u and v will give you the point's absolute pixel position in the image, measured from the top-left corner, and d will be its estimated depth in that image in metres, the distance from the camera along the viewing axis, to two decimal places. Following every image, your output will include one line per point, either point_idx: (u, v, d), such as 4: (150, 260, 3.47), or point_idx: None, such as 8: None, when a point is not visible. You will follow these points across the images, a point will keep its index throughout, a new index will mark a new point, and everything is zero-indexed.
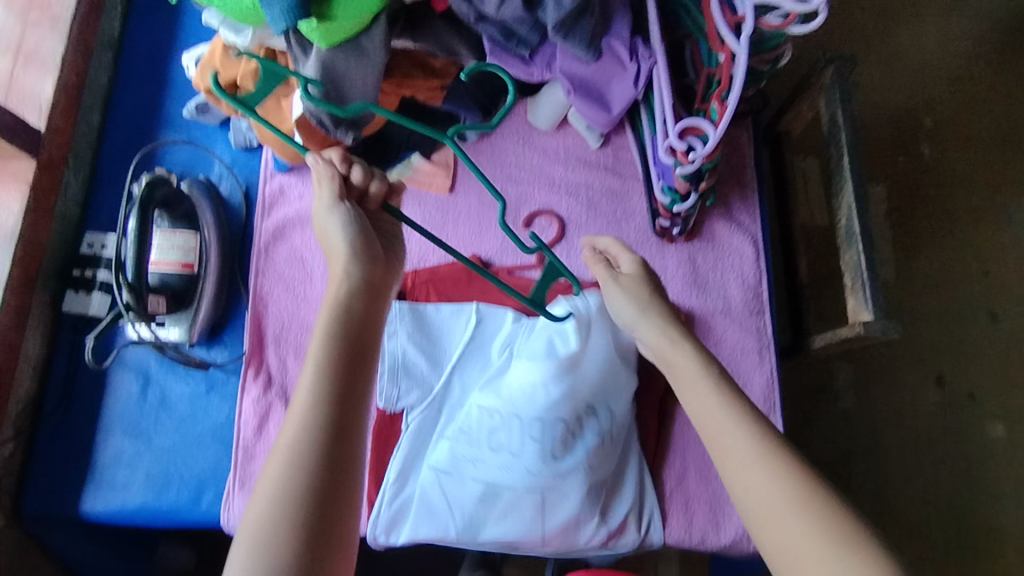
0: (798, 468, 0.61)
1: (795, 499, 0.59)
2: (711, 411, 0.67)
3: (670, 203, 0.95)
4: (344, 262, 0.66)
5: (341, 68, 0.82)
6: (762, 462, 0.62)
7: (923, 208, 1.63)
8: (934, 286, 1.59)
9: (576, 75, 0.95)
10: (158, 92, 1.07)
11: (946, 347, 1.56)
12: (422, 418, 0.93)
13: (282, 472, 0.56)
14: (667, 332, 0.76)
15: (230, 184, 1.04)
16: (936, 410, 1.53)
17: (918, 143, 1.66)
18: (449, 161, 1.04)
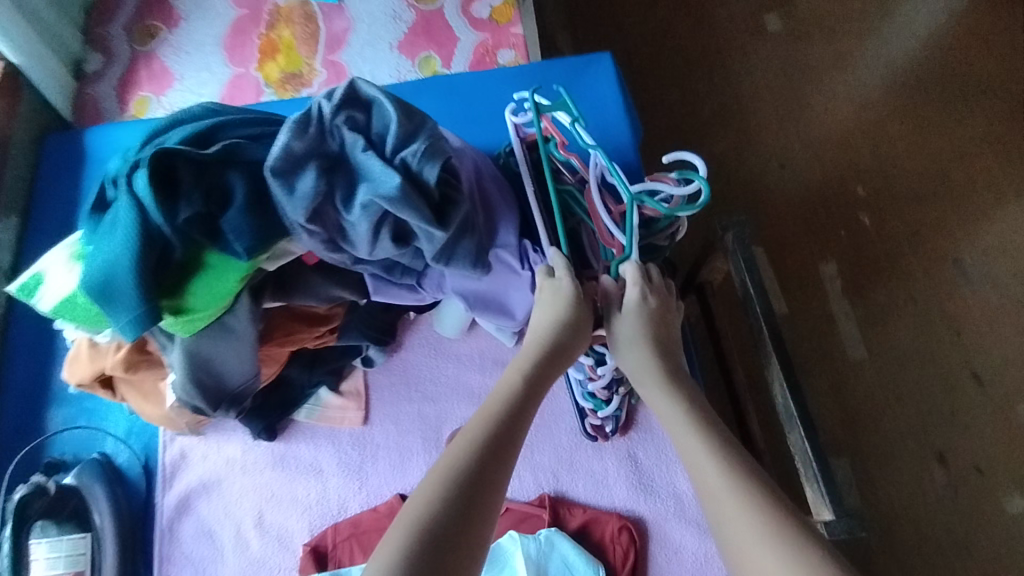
0: (780, 519, 0.60)
1: (772, 544, 0.58)
2: (698, 457, 0.67)
3: (595, 408, 0.89)
4: (574, 305, 0.78)
5: (210, 352, 0.78)
6: (742, 505, 0.62)
7: (881, 279, 1.56)
8: (909, 360, 1.50)
9: (470, 290, 0.91)
10: (46, 370, 1.01)
11: (936, 420, 1.46)
12: None
13: (445, 471, 0.62)
14: (661, 390, 0.77)
15: (129, 457, 0.96)
16: (945, 493, 1.41)
17: (857, 214, 1.61)
18: (359, 388, 0.98)
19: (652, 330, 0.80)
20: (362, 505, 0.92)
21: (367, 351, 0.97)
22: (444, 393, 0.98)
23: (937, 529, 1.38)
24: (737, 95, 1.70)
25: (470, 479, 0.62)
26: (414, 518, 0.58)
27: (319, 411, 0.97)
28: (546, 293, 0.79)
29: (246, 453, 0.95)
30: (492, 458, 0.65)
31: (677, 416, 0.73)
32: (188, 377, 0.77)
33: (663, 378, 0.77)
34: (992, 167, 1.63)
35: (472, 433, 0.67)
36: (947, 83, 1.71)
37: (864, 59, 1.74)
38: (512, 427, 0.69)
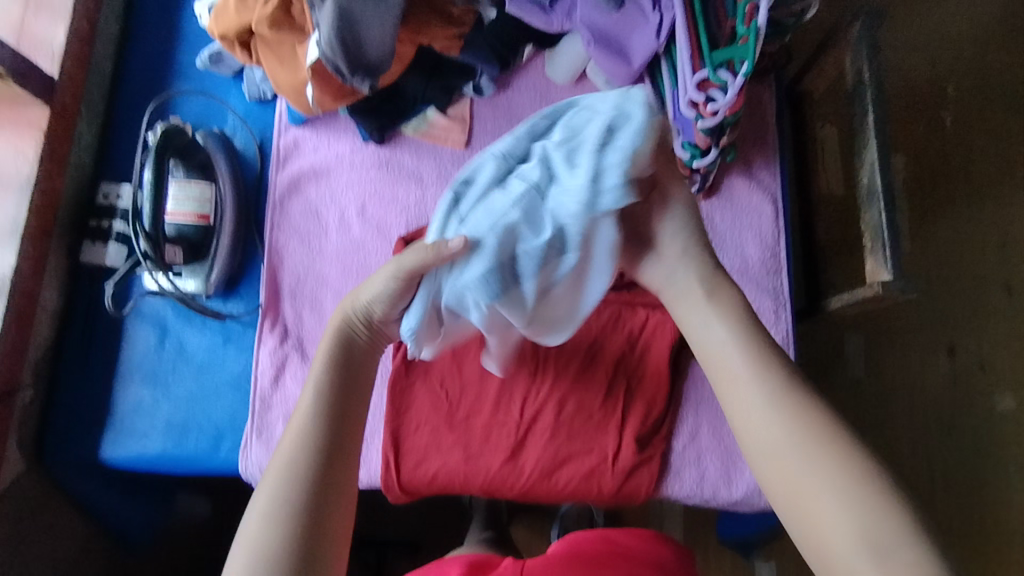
0: (813, 410, 0.56)
1: (822, 456, 0.53)
2: (739, 362, 0.60)
3: (688, 159, 0.93)
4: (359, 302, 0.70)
5: (358, 13, 0.83)
6: (748, 355, 0.60)
7: (946, 182, 1.50)
8: (951, 257, 1.47)
9: (597, 25, 0.94)
10: (170, 43, 1.05)
11: (957, 316, 1.45)
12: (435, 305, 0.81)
13: (303, 429, 0.60)
14: (699, 307, 0.66)
15: (245, 137, 1.04)
16: (944, 382, 1.42)
17: (940, 111, 1.53)
18: (465, 115, 1.03)
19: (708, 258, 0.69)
20: None
21: (479, 78, 1.01)
22: None
23: (918, 417, 1.41)
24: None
25: (328, 452, 0.59)
26: (268, 500, 0.55)
27: (425, 127, 1.03)
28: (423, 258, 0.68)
29: (354, 153, 1.02)
30: (354, 394, 0.65)
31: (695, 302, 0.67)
32: (336, 33, 0.83)
33: (708, 294, 0.66)
34: None
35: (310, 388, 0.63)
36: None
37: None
38: (348, 368, 0.66)
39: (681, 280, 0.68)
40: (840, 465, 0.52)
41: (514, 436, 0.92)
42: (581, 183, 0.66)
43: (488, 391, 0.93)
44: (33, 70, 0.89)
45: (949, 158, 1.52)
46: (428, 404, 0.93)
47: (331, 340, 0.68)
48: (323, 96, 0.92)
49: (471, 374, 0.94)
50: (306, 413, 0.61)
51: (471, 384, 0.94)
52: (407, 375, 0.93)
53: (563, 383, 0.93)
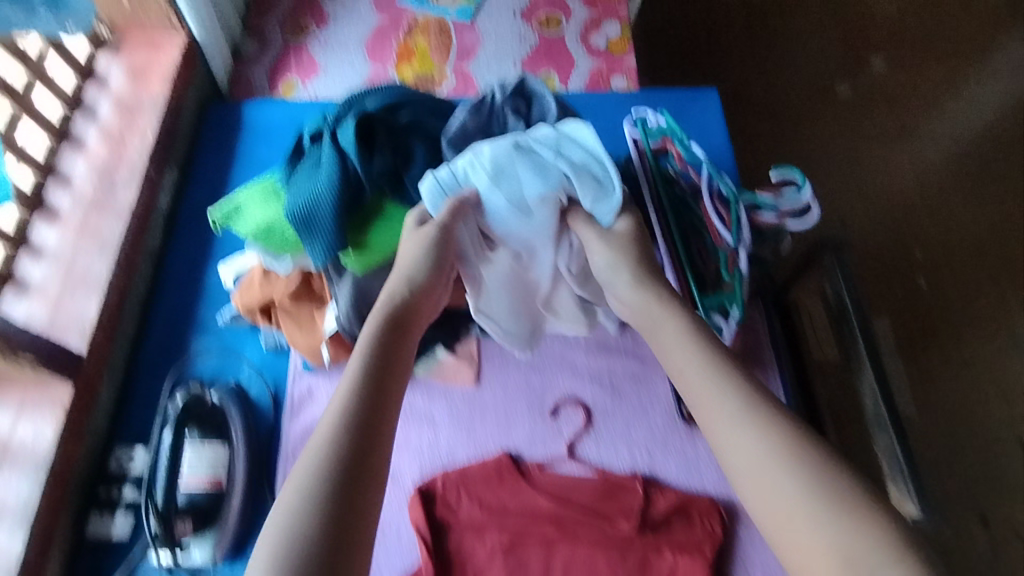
0: (796, 440, 0.63)
1: (825, 501, 0.58)
2: (740, 432, 0.64)
3: None
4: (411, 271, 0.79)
5: (373, 286, 0.86)
6: (728, 391, 0.68)
7: (934, 341, 1.55)
8: (958, 417, 1.49)
9: None
10: (195, 303, 1.13)
11: (976, 485, 1.44)
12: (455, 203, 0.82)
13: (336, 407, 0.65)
14: (648, 308, 0.79)
15: (259, 387, 1.07)
16: (981, 552, 1.41)
17: (913, 275, 1.62)
18: (473, 352, 1.08)
19: (638, 253, 0.83)
20: (468, 457, 1.01)
21: None
22: (549, 366, 1.07)
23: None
24: (803, 156, 1.79)
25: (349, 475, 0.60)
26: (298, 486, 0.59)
27: (435, 367, 1.06)
28: (412, 240, 0.81)
29: None
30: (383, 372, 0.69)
31: (670, 317, 0.77)
32: (353, 305, 0.86)
33: (647, 301, 0.79)
34: None
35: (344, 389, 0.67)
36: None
37: (937, 118, 1.68)
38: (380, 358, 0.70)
39: (631, 296, 0.80)
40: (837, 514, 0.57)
41: None
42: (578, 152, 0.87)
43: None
44: (63, 351, 0.93)
45: (931, 326, 1.57)
46: None
47: (372, 333, 0.73)
48: (339, 354, 0.96)
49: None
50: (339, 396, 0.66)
51: None
52: None
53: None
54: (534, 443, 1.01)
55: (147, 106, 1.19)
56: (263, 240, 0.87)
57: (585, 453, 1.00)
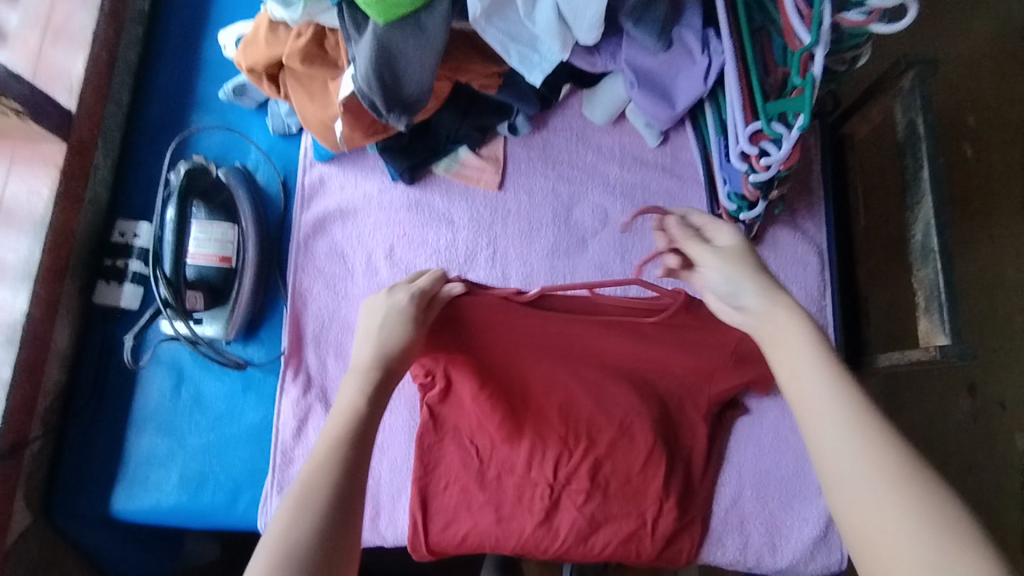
0: (888, 434, 0.50)
1: (915, 498, 0.46)
2: (807, 366, 0.56)
3: (734, 211, 0.90)
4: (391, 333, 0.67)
5: (398, 47, 0.76)
6: (845, 387, 0.53)
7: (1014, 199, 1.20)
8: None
9: (642, 67, 0.89)
10: (192, 74, 1.01)
11: None
12: None
13: (322, 452, 0.55)
14: (775, 315, 0.60)
15: (268, 173, 1.00)
16: None
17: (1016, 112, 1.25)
18: (498, 155, 0.99)
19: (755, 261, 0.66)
20: (488, 262, 0.96)
21: (515, 118, 0.97)
22: (579, 177, 0.99)
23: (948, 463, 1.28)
24: None
25: (355, 447, 0.56)
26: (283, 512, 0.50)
27: (457, 167, 0.99)
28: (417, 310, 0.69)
29: (382, 193, 0.98)
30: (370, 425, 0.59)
31: (741, 278, 0.64)
32: (374, 67, 0.76)
33: (775, 306, 0.61)
34: None
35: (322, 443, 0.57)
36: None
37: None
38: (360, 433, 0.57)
39: (738, 281, 0.64)
40: (933, 507, 0.45)
41: (549, 497, 0.86)
42: None
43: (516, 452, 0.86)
44: (49, 104, 0.85)
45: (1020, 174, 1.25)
46: (456, 460, 0.88)
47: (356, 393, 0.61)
48: (353, 133, 0.86)
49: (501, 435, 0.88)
50: (325, 447, 0.56)
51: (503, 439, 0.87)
52: (435, 430, 0.87)
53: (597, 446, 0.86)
54: (556, 254, 0.97)
55: None
56: None
57: (608, 267, 0.96)
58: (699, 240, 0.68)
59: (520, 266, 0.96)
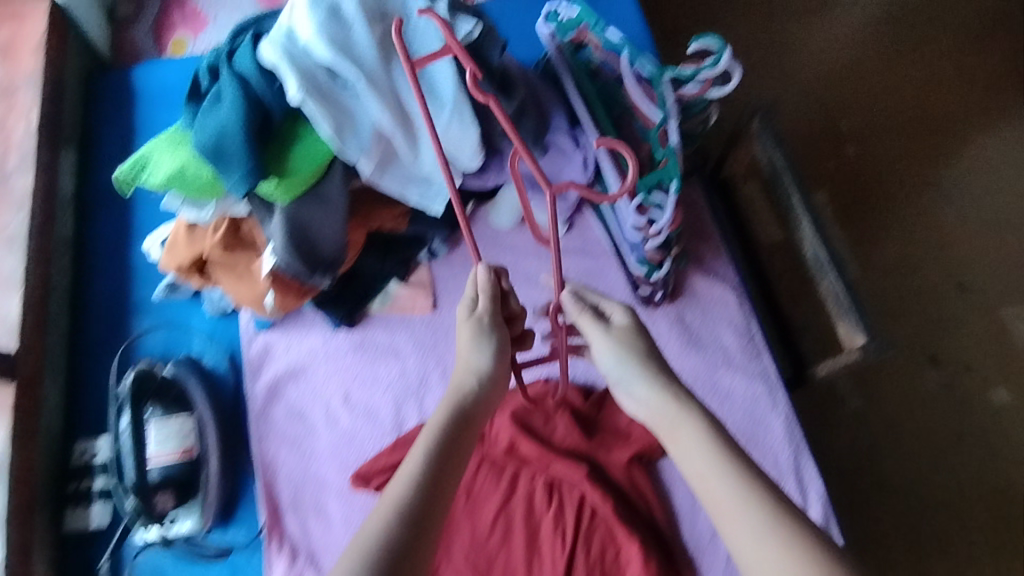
0: (791, 530, 0.60)
1: (804, 570, 0.58)
2: (698, 456, 0.65)
3: (647, 273, 0.98)
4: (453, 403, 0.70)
5: (305, 217, 0.83)
6: (732, 474, 0.63)
7: (876, 210, 1.60)
8: (900, 271, 1.55)
9: (528, 173, 1.00)
10: (126, 283, 1.07)
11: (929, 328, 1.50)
12: (299, 76, 0.77)
13: (373, 534, 0.63)
14: (665, 407, 0.68)
15: (214, 355, 1.03)
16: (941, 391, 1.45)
17: (844, 145, 1.65)
18: (426, 280, 1.06)
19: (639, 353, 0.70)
20: (441, 381, 1.00)
21: (432, 243, 1.05)
22: (504, 280, 1.07)
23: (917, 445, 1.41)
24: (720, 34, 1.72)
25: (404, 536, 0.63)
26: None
27: (390, 301, 1.05)
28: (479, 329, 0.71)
29: (327, 343, 1.03)
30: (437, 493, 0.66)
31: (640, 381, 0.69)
32: (288, 240, 0.83)
33: (666, 400, 0.68)
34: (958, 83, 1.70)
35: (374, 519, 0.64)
36: (927, 37, 1.74)
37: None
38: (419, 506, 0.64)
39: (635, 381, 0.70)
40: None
41: None
42: None
43: (511, 558, 0.89)
44: None
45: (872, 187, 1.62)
46: None
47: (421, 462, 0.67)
48: (285, 300, 0.92)
49: (493, 547, 0.90)
50: (377, 524, 0.64)
51: (499, 550, 0.90)
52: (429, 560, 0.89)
53: (586, 530, 0.89)
54: None
55: (22, 84, 1.12)
56: (179, 185, 0.81)
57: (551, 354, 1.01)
58: (596, 322, 0.72)
59: None
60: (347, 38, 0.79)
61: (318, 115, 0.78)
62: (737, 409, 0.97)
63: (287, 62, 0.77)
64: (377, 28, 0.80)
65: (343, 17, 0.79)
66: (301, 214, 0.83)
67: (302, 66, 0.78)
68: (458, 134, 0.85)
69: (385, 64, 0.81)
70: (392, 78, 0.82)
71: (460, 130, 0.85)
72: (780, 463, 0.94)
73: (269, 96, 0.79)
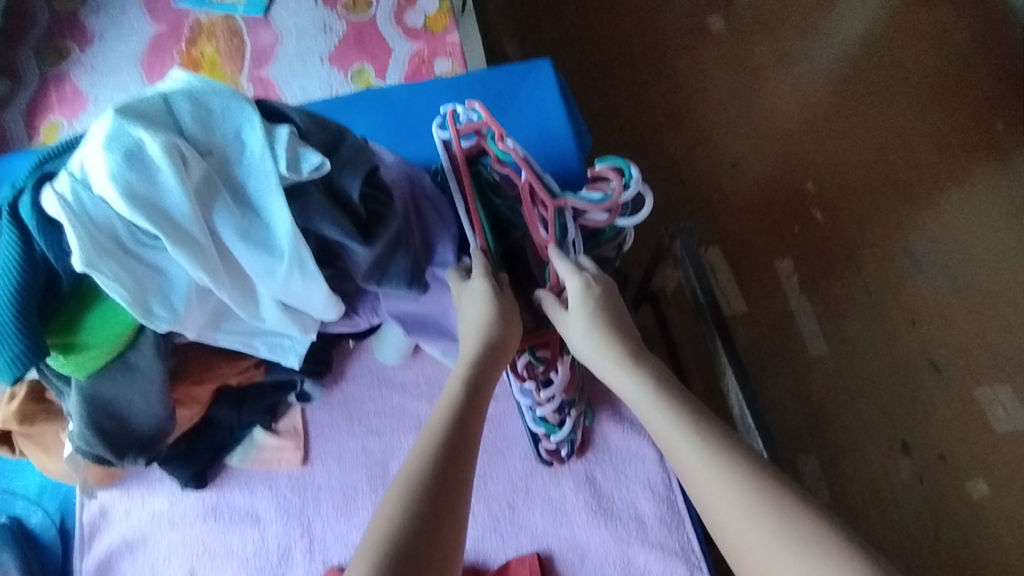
0: (749, 465, 0.56)
1: (773, 518, 0.53)
2: (657, 417, 0.62)
3: (547, 433, 0.83)
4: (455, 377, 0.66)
5: (111, 393, 0.69)
6: (685, 427, 0.60)
7: (842, 280, 1.45)
8: (868, 352, 1.39)
9: (407, 312, 0.85)
10: None
11: (897, 409, 1.34)
12: (87, 236, 0.61)
13: (395, 503, 0.55)
14: (621, 374, 0.67)
15: (41, 517, 0.88)
16: (911, 485, 1.29)
17: (810, 209, 1.51)
18: (297, 426, 0.91)
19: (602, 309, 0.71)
20: (305, 556, 0.85)
21: (304, 385, 0.90)
22: (389, 424, 0.92)
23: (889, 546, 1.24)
24: (666, 104, 1.60)
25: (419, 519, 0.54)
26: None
27: (253, 453, 0.90)
28: (468, 300, 0.72)
29: (174, 505, 0.87)
30: (442, 492, 0.56)
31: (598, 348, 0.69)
32: (88, 421, 0.69)
33: (621, 366, 0.68)
34: (925, 144, 1.56)
35: (390, 496, 0.56)
36: (886, 96, 1.62)
37: (802, 61, 1.66)
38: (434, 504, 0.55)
39: (585, 337, 0.70)
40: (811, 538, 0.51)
41: None
42: (259, 153, 0.68)
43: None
44: None
45: (841, 255, 1.47)
46: None
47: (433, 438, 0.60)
48: None
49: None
50: (381, 520, 0.54)
51: None
52: None
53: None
54: None
55: None
56: None
57: None
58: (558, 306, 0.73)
59: (342, 548, 0.86)
60: (153, 187, 0.63)
61: (113, 285, 0.63)
62: None
63: (71, 221, 0.60)
64: (195, 171, 0.65)
65: (148, 162, 0.63)
66: (106, 391, 0.69)
67: (92, 223, 0.61)
68: (301, 292, 0.73)
69: (205, 216, 0.66)
70: (214, 230, 0.67)
71: (303, 284, 0.72)
72: None
73: (54, 256, 0.62)
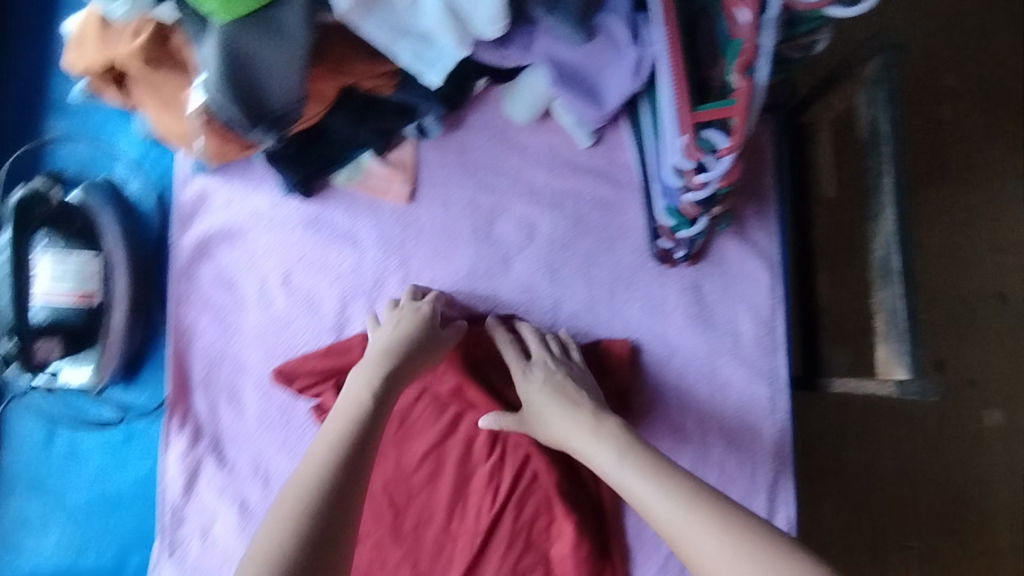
0: (693, 488, 0.62)
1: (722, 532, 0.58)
2: (614, 469, 0.66)
3: (675, 227, 0.78)
4: (371, 367, 0.72)
5: (250, 51, 0.61)
6: (636, 467, 0.65)
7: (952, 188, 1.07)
8: (999, 262, 1.07)
9: (563, 60, 0.75)
10: (41, 73, 0.85)
11: (988, 338, 1.06)
12: None
13: (308, 475, 0.63)
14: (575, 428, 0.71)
15: (140, 186, 0.85)
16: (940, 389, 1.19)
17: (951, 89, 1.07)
18: (408, 161, 0.86)
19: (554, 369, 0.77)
20: (399, 287, 0.85)
21: (425, 119, 0.84)
22: (502, 184, 0.87)
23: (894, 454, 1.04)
24: None
25: (341, 475, 0.63)
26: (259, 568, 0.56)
27: (361, 177, 0.86)
28: (404, 314, 0.77)
29: (276, 208, 0.85)
30: (341, 503, 0.62)
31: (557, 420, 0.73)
32: (223, 74, 0.62)
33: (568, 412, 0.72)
34: None
35: (309, 465, 0.64)
36: None
37: None
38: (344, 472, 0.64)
39: (554, 416, 0.73)
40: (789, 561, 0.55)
41: (470, 547, 0.79)
42: None
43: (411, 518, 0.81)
44: None
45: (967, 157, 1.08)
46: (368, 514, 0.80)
47: (329, 457, 0.64)
48: (221, 147, 0.74)
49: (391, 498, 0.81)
50: (283, 521, 0.60)
51: (421, 489, 0.81)
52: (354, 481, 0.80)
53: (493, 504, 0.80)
54: (476, 278, 0.86)
55: None
56: None
57: (535, 290, 0.86)
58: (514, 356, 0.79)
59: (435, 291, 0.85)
60: None
61: None
62: (729, 405, 0.83)
63: None
64: None
65: None
66: (247, 48, 0.61)
67: None
68: None
69: None
70: None
71: None
72: (758, 477, 0.83)
73: None
